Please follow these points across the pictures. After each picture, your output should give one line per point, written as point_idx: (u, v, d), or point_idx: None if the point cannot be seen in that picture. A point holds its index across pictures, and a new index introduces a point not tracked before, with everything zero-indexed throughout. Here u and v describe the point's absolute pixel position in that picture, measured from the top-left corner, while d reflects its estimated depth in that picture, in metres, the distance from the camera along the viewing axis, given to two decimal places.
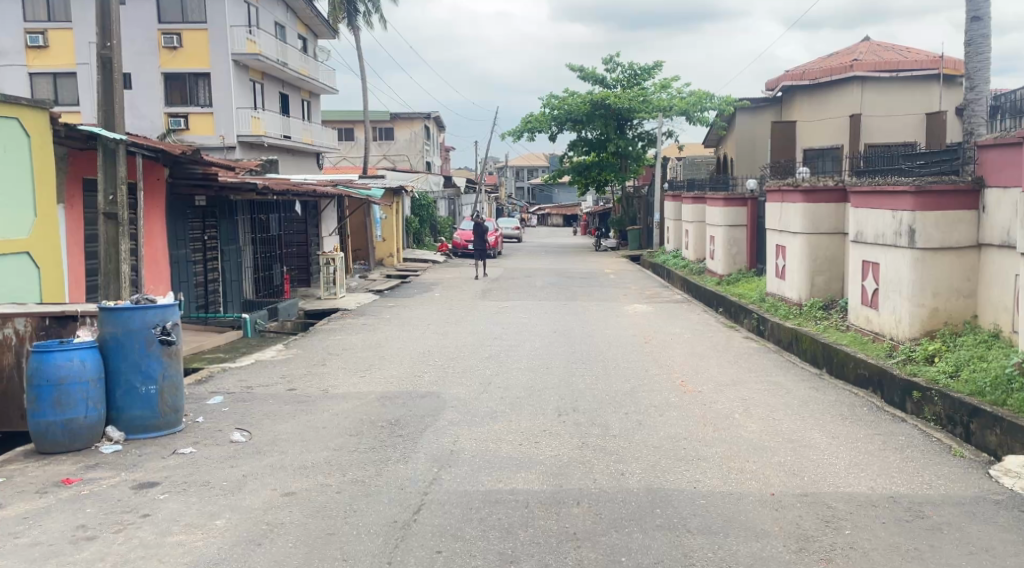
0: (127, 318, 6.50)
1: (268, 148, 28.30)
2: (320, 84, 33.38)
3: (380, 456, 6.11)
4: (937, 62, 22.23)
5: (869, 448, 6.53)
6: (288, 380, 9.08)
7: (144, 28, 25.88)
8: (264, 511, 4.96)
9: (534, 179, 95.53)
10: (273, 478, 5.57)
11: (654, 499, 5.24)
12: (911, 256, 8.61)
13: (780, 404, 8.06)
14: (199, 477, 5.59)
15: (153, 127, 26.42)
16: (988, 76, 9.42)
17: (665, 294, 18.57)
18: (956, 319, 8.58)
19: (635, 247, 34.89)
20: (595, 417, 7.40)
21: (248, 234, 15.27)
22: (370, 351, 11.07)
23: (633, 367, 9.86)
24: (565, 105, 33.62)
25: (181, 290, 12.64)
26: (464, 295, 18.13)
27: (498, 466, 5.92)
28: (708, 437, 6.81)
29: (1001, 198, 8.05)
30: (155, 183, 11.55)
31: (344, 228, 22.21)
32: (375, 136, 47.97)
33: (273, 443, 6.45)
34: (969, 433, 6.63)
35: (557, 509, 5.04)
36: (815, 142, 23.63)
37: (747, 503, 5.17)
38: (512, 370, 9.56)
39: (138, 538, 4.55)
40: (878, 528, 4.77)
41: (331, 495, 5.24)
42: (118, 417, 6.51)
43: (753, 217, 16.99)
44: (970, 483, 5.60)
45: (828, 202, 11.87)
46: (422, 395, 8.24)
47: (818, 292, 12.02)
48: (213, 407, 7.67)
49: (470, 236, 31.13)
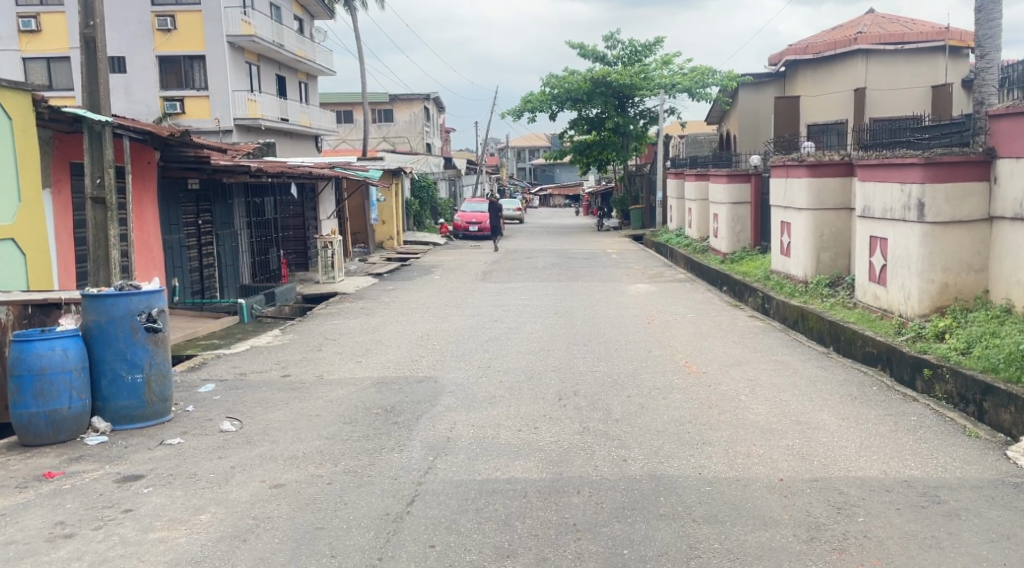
0: (111, 305, 6.28)
1: (263, 131, 28.04)
2: (317, 66, 33.03)
3: (375, 444, 5.90)
4: (943, 33, 21.92)
5: (881, 429, 6.31)
6: (282, 365, 8.87)
7: (137, 10, 25.49)
8: (251, 505, 4.75)
9: (537, 160, 94.79)
10: (262, 469, 5.37)
11: (657, 487, 5.03)
12: (921, 231, 8.37)
13: (786, 385, 7.83)
14: (185, 469, 5.39)
15: (149, 111, 26.17)
16: (999, 44, 9.11)
17: (669, 274, 18.30)
18: (967, 295, 8.34)
19: (638, 226, 34.78)
20: (596, 401, 7.19)
21: (245, 218, 15.02)
22: (368, 336, 10.87)
23: (635, 349, 9.64)
24: (566, 83, 33.10)
25: (176, 276, 12.44)
26: (464, 277, 17.86)
27: (495, 453, 5.71)
28: (713, 420, 6.58)
29: (1013, 168, 7.77)
30: (145, 166, 11.30)
31: (343, 211, 21.97)
32: (374, 118, 47.65)
33: (265, 432, 6.25)
34: (982, 412, 6.44)
35: (556, 498, 4.84)
36: (819, 117, 23.21)
37: (756, 490, 4.96)
38: (512, 354, 9.34)
39: (118, 535, 4.36)
40: (893, 514, 4.55)
41: (321, 486, 5.04)
42: (104, 407, 6.31)
43: (758, 194, 16.71)
44: (987, 464, 5.38)
45: (834, 176, 11.64)
46: (420, 380, 8.05)
47: (824, 269, 11.78)
48: (204, 396, 7.46)
49: (470, 217, 30.90)
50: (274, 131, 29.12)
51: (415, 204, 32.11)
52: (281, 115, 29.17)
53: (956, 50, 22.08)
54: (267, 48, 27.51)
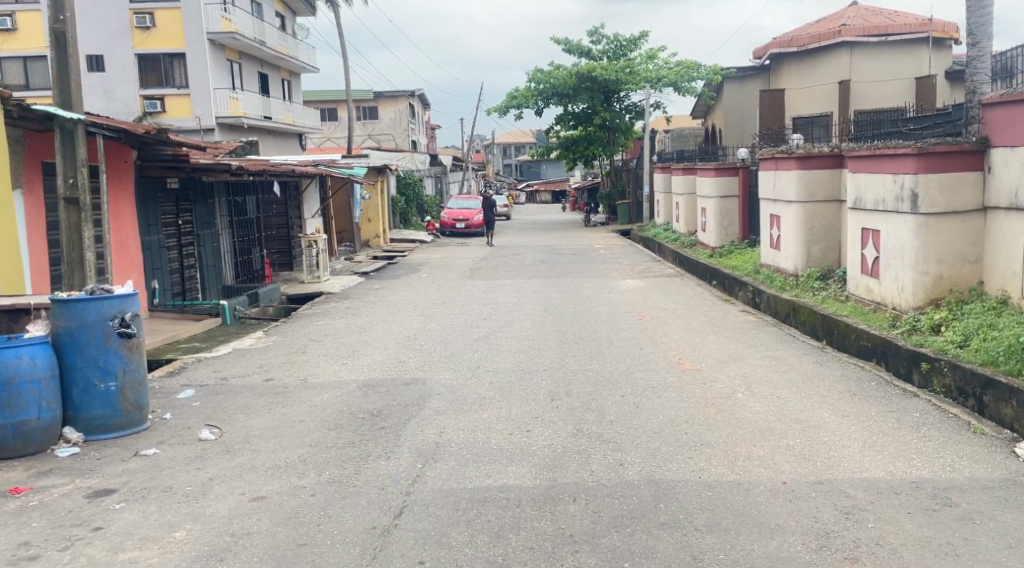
0: (81, 310, 5.99)
1: (246, 130, 27.66)
2: (300, 63, 32.63)
3: (361, 452, 5.65)
4: (926, 24, 21.79)
5: (883, 426, 6.12)
6: (265, 369, 8.60)
7: (115, 8, 25.04)
8: (228, 520, 4.50)
9: (522, 157, 94.64)
10: (242, 481, 5.11)
11: (657, 493, 4.82)
12: (914, 223, 8.21)
13: (783, 381, 7.64)
14: (161, 482, 5.12)
15: (129, 110, 25.78)
16: (990, 32, 8.93)
17: (657, 269, 18.16)
18: (962, 287, 8.17)
19: (625, 221, 34.57)
20: (590, 401, 6.97)
21: (227, 217, 14.71)
22: (353, 336, 10.62)
23: (627, 346, 9.42)
24: (551, 78, 32.84)
25: (155, 277, 12.13)
26: (451, 275, 17.58)
27: (486, 459, 5.48)
28: (710, 420, 6.38)
29: (1008, 157, 7.61)
30: (120, 165, 11.03)
31: (328, 209, 21.69)
32: (359, 115, 47.24)
33: (245, 440, 5.99)
34: (983, 406, 6.26)
35: (551, 507, 4.61)
36: (804, 110, 23.11)
37: (758, 494, 4.75)
38: (502, 353, 9.11)
39: (86, 556, 4.10)
40: (905, 519, 4.35)
41: (304, 499, 4.78)
42: (76, 417, 6.03)
43: (746, 186, 16.56)
44: (996, 463, 5.19)
45: (823, 168, 11.46)
46: (407, 382, 7.80)
47: (815, 262, 11.61)
48: (183, 402, 7.19)
49: (457, 214, 30.60)
50: (257, 129, 28.72)
51: (401, 201, 31.78)
52: (264, 113, 28.78)
53: (939, 41, 22.00)
54: (248, 45, 27.08)
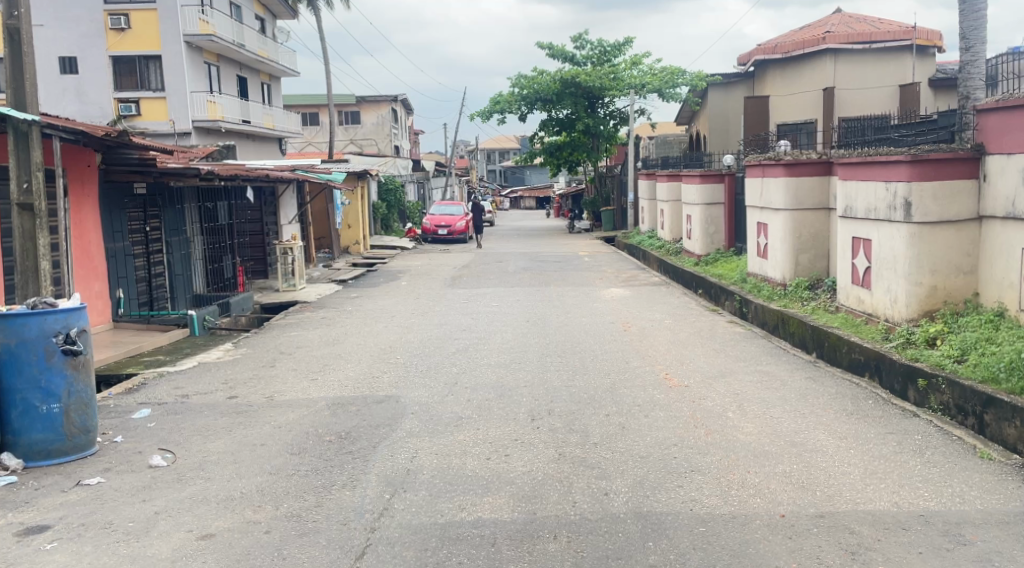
0: (20, 326, 5.54)
1: (224, 134, 27.09)
2: (280, 67, 32.17)
3: (325, 480, 5.20)
4: (910, 32, 21.61)
5: (883, 450, 5.74)
6: (229, 386, 8.10)
7: (88, 8, 24.45)
8: (171, 563, 4.07)
9: (505, 163, 94.12)
10: (191, 515, 4.66)
11: (645, 528, 4.41)
12: (907, 232, 7.85)
13: (777, 399, 7.26)
14: (101, 517, 4.66)
15: (103, 114, 25.19)
16: (984, 35, 8.57)
17: (642, 277, 17.79)
18: (956, 298, 7.83)
19: (610, 227, 34.16)
20: (573, 422, 6.55)
21: (197, 223, 14.20)
22: (326, 350, 10.15)
23: (612, 360, 9.02)
24: (535, 84, 32.52)
25: (120, 286, 11.61)
26: (431, 283, 17.10)
27: (460, 489, 5.04)
28: (700, 442, 5.98)
29: (1004, 165, 7.27)
30: (81, 170, 10.55)
31: (305, 215, 21.21)
32: (341, 120, 46.83)
33: (199, 467, 5.53)
34: (985, 426, 5.92)
35: (529, 546, 4.19)
36: (788, 116, 22.82)
37: (754, 530, 4.35)
38: (481, 368, 8.69)
39: None
40: (917, 560, 3.98)
41: (257, 537, 4.33)
42: (15, 442, 5.56)
43: (731, 194, 16.21)
44: (1009, 494, 4.82)
45: (811, 175, 11.14)
46: (379, 400, 7.36)
47: (804, 271, 11.26)
48: (137, 423, 6.70)
49: (439, 220, 30.09)
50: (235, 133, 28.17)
51: (382, 207, 31.33)
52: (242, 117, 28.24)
53: (922, 49, 21.80)
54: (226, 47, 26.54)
